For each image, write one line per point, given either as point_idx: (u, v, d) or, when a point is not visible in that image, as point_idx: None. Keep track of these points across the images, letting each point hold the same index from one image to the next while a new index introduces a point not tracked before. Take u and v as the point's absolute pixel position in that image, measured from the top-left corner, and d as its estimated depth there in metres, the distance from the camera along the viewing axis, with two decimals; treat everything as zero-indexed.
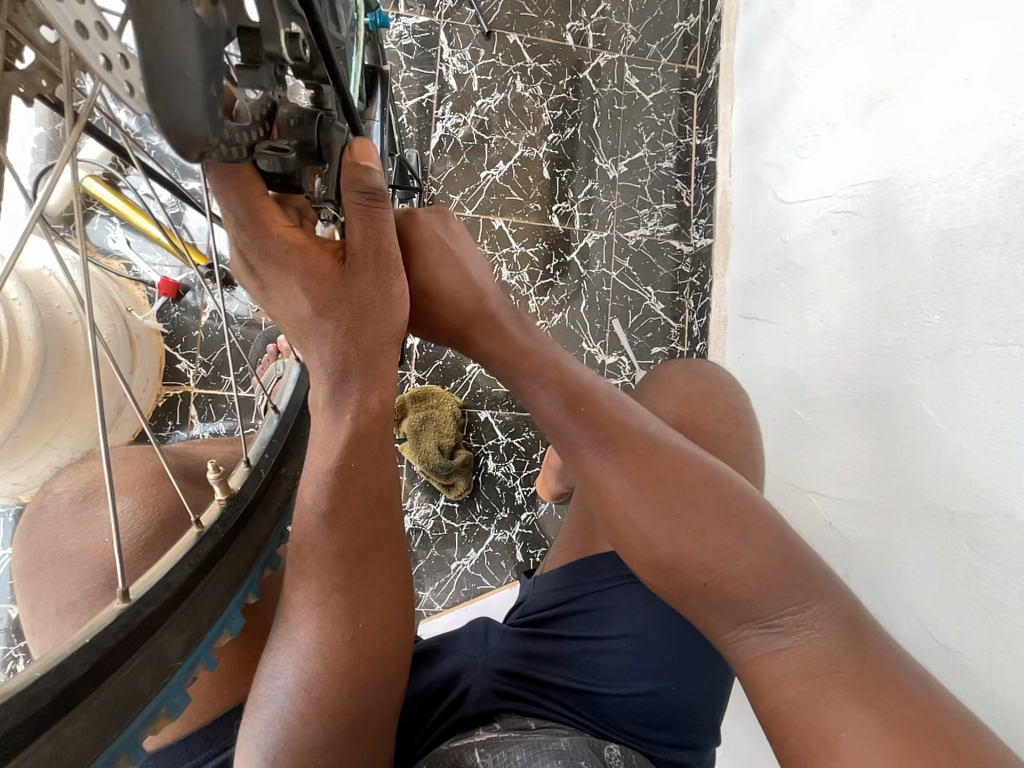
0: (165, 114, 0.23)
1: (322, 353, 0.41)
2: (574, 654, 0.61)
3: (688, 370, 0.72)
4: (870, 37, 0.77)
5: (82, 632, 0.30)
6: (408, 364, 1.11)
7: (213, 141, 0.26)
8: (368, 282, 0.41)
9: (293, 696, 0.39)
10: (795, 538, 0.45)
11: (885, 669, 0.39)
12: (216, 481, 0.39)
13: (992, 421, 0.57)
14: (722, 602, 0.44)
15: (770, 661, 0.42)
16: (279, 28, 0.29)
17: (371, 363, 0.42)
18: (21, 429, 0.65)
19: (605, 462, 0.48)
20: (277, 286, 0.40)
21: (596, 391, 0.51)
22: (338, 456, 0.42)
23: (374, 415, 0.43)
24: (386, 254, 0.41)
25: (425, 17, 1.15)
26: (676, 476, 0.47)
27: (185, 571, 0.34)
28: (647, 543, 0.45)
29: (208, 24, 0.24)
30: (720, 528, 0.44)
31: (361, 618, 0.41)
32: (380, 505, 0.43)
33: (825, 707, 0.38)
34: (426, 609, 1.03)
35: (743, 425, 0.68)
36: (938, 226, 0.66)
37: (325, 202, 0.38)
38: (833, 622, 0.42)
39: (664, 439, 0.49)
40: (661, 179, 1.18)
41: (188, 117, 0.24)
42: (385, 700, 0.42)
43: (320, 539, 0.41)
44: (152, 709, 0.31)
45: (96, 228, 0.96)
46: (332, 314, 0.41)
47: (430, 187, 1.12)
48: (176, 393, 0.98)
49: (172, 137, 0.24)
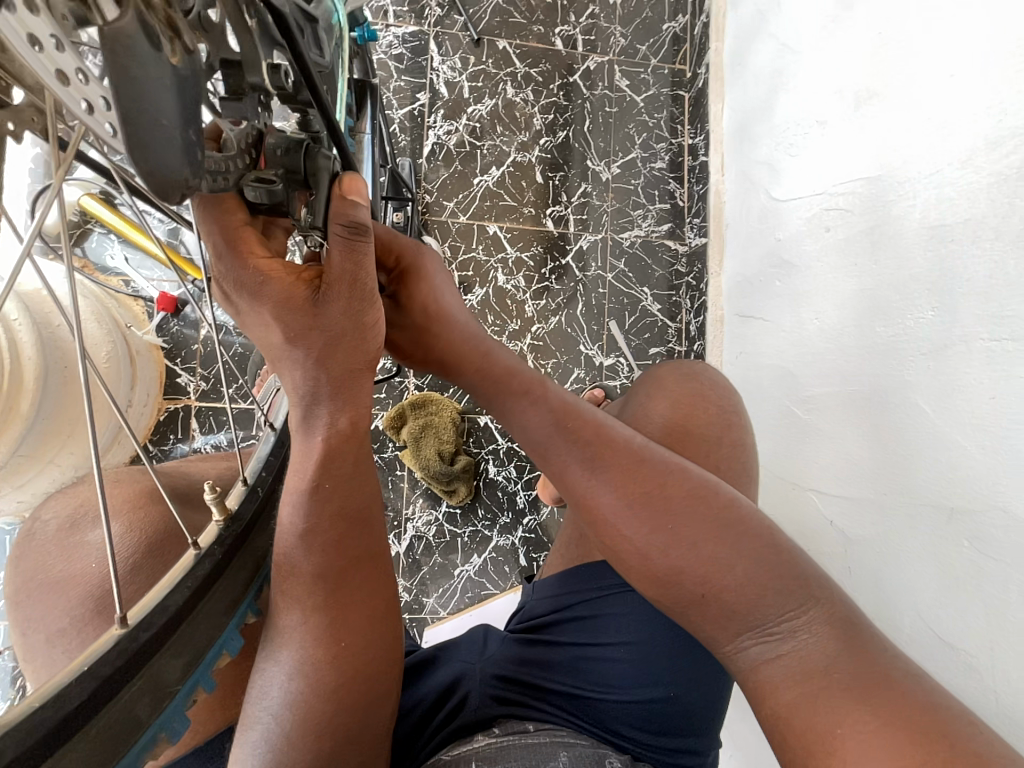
0: (144, 159, 0.23)
1: (294, 377, 0.41)
2: (569, 660, 0.61)
3: (679, 370, 0.72)
4: (854, 35, 0.77)
5: (81, 658, 0.30)
6: (407, 372, 1.12)
7: (194, 181, 0.25)
8: (339, 313, 0.40)
9: (281, 718, 0.39)
10: (785, 540, 0.46)
11: (882, 668, 0.40)
12: (214, 503, 0.39)
13: (985, 416, 0.58)
14: (719, 612, 0.44)
15: (773, 668, 0.42)
16: (260, 61, 0.29)
17: (344, 387, 0.42)
18: (24, 449, 0.65)
19: (595, 478, 0.48)
20: (251, 312, 0.40)
21: (582, 408, 0.51)
22: (311, 477, 0.41)
23: (345, 435, 0.42)
24: (361, 286, 0.40)
25: (414, 26, 1.16)
26: (663, 487, 0.47)
27: (182, 596, 0.34)
28: (642, 556, 0.46)
29: (184, 72, 0.24)
30: (710, 538, 0.45)
31: (343, 637, 0.41)
32: (360, 524, 0.43)
33: (827, 710, 0.38)
34: (431, 616, 1.03)
35: (733, 427, 0.68)
36: (928, 222, 0.66)
37: (311, 228, 0.38)
38: (831, 624, 0.42)
39: (650, 452, 0.50)
40: (654, 179, 1.18)
41: (166, 162, 0.23)
42: (369, 724, 0.42)
43: (296, 560, 0.41)
44: (151, 736, 0.31)
45: (94, 246, 0.97)
46: (303, 341, 0.40)
47: (424, 195, 1.12)
48: (177, 407, 0.98)
49: (153, 183, 0.23)
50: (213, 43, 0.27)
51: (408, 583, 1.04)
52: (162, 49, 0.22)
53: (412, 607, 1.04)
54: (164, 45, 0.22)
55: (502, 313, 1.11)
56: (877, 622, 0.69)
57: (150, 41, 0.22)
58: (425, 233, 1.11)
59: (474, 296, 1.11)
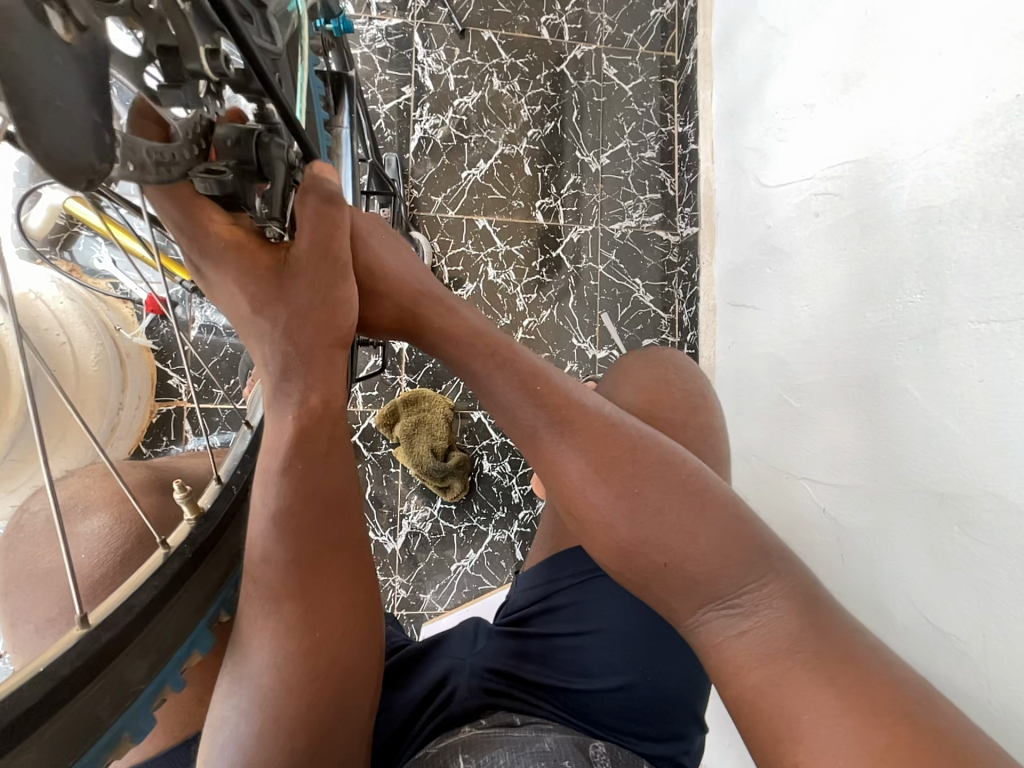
0: (39, 141, 0.21)
1: (263, 351, 0.41)
2: (553, 651, 0.62)
3: (643, 359, 0.72)
4: (841, 16, 0.75)
5: (39, 660, 0.28)
6: (399, 368, 1.11)
7: (104, 169, 0.23)
8: (306, 285, 0.41)
9: (248, 715, 0.39)
10: (750, 515, 0.45)
11: (848, 649, 0.39)
12: (184, 502, 0.39)
13: (977, 398, 0.57)
14: (683, 585, 0.43)
15: (736, 643, 0.41)
16: (198, 46, 0.29)
17: (316, 364, 0.41)
18: (16, 450, 0.64)
19: (562, 448, 0.47)
20: (218, 282, 0.40)
21: (551, 378, 0.50)
22: (283, 456, 0.39)
23: (318, 413, 0.41)
24: (333, 255, 0.41)
25: (398, 18, 1.14)
26: (631, 456, 0.46)
27: (147, 595, 0.33)
28: (606, 526, 0.44)
29: (80, 50, 0.22)
30: (679, 510, 0.44)
31: (317, 626, 0.40)
32: (339, 509, 0.42)
33: (787, 690, 0.38)
34: (428, 612, 1.04)
35: (699, 410, 0.67)
36: (917, 204, 0.65)
37: (268, 218, 0.40)
38: (793, 599, 0.42)
39: (621, 421, 0.49)
40: (644, 169, 1.17)
41: (65, 143, 0.22)
42: (347, 715, 0.42)
43: (268, 549, 0.39)
44: (113, 735, 0.30)
45: (81, 249, 0.95)
46: (269, 313, 0.40)
47: (411, 191, 1.11)
48: (169, 410, 1.00)
49: (51, 166, 0.21)
50: (150, 30, 0.27)
51: (405, 580, 1.04)
52: (51, 26, 0.21)
53: (409, 603, 1.04)
54: (53, 20, 0.21)
55: (493, 307, 1.11)
56: (870, 610, 0.69)
57: (34, 14, 0.21)
58: (414, 228, 1.10)
59: (465, 291, 1.10)
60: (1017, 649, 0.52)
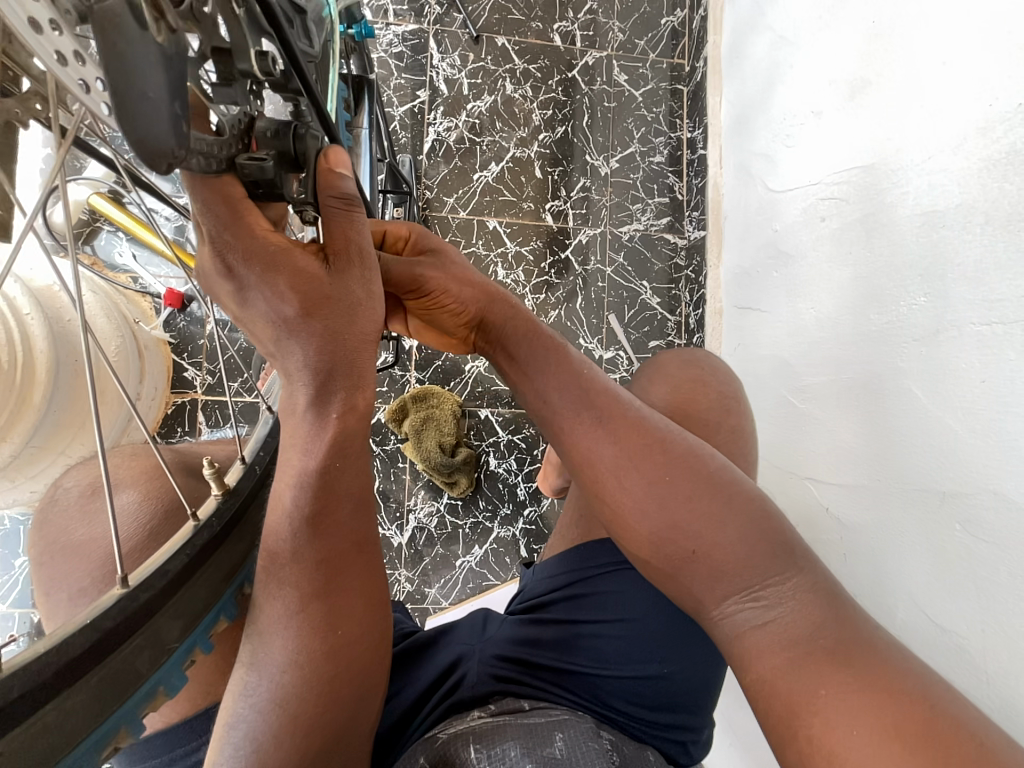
0: (135, 130, 0.24)
1: (306, 354, 0.40)
2: (571, 638, 0.63)
3: (681, 358, 0.73)
4: (847, 28, 0.77)
5: (87, 614, 0.31)
6: (408, 365, 1.13)
7: (181, 154, 0.27)
8: (353, 280, 0.41)
9: (264, 714, 0.39)
10: (779, 514, 0.46)
11: (865, 638, 0.40)
12: (212, 478, 0.41)
13: (976, 399, 0.58)
14: (708, 575, 0.44)
15: (759, 634, 0.42)
16: (249, 47, 0.32)
17: (355, 362, 0.41)
18: (36, 439, 0.64)
19: (595, 440, 0.49)
20: (260, 287, 0.38)
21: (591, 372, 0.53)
22: (320, 457, 0.40)
23: (360, 413, 0.42)
24: (367, 255, 0.42)
25: (413, 24, 1.17)
26: (657, 448, 0.48)
27: (181, 561, 0.35)
28: (636, 512, 0.46)
29: (169, 50, 0.25)
30: (704, 499, 0.46)
31: (338, 624, 0.41)
32: (361, 506, 0.42)
33: (806, 672, 0.39)
34: (432, 606, 1.05)
35: (732, 414, 0.68)
36: (921, 209, 0.66)
37: (305, 204, 0.40)
38: (814, 592, 0.42)
39: (648, 416, 0.51)
40: (653, 173, 1.19)
41: (156, 133, 0.25)
42: (361, 712, 0.42)
43: (299, 546, 0.40)
44: (149, 689, 0.32)
45: (103, 244, 0.98)
46: (319, 315, 0.39)
47: (424, 192, 1.14)
48: (184, 400, 1.01)
49: (142, 151, 0.25)
50: (205, 32, 0.29)
51: (411, 573, 1.06)
52: (148, 29, 0.24)
53: (414, 597, 1.05)
54: (151, 25, 0.24)
55: None
56: (873, 610, 0.69)
57: (137, 20, 0.23)
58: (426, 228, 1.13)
59: None
60: (1016, 647, 0.53)
